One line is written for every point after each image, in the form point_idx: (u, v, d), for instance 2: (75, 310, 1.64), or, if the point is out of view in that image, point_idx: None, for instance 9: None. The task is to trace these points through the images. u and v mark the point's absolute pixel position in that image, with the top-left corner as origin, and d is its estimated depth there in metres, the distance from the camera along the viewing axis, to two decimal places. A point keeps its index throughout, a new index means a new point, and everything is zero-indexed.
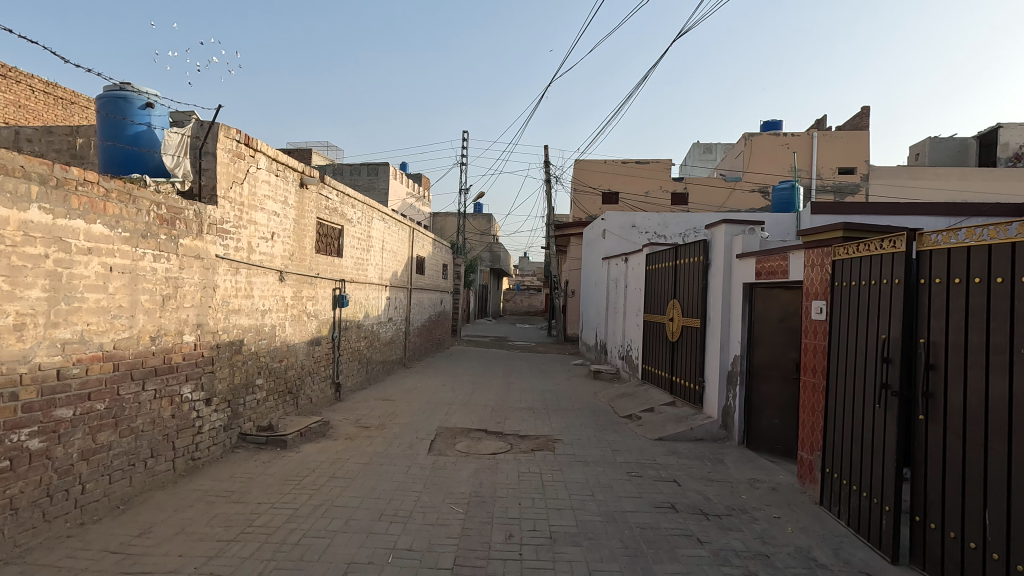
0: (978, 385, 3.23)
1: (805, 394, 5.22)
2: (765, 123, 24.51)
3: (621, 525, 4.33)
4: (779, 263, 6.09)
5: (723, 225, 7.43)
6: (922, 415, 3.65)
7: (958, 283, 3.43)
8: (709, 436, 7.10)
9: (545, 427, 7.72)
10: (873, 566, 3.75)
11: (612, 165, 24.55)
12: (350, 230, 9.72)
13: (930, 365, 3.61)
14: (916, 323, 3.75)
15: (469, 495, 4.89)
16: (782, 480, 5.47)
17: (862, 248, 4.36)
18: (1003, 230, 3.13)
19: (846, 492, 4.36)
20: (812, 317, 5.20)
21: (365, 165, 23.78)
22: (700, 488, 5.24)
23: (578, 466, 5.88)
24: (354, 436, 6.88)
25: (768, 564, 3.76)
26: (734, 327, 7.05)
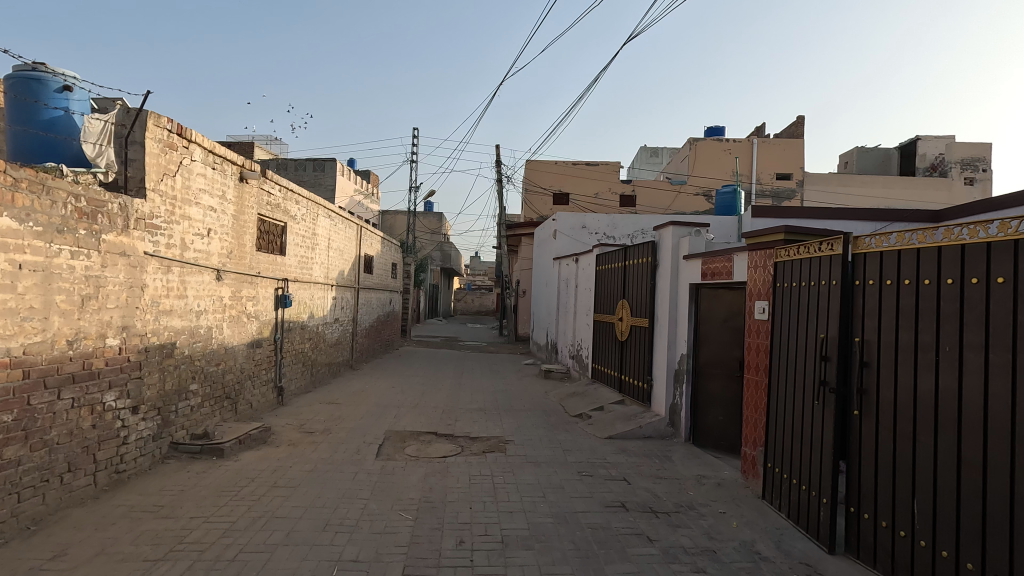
0: (907, 382, 3.40)
1: (748, 391, 5.39)
2: (709, 129, 25.38)
3: (572, 527, 4.31)
4: (723, 264, 6.27)
5: (670, 226, 7.59)
6: (856, 411, 3.81)
7: (889, 285, 3.61)
8: (657, 433, 7.24)
9: (496, 428, 7.65)
10: (811, 557, 3.89)
11: (563, 166, 24.80)
12: (294, 227, 9.33)
13: (864, 362, 3.78)
14: (852, 323, 3.92)
15: (419, 501, 4.76)
16: (726, 476, 5.63)
17: (801, 251, 4.54)
18: (929, 235, 3.32)
19: (787, 485, 4.52)
20: (755, 317, 5.38)
21: (311, 161, 23.02)
22: (649, 486, 5.31)
23: (529, 467, 5.85)
24: (297, 442, 6.59)
25: (715, 559, 3.84)
26: (681, 326, 7.21)
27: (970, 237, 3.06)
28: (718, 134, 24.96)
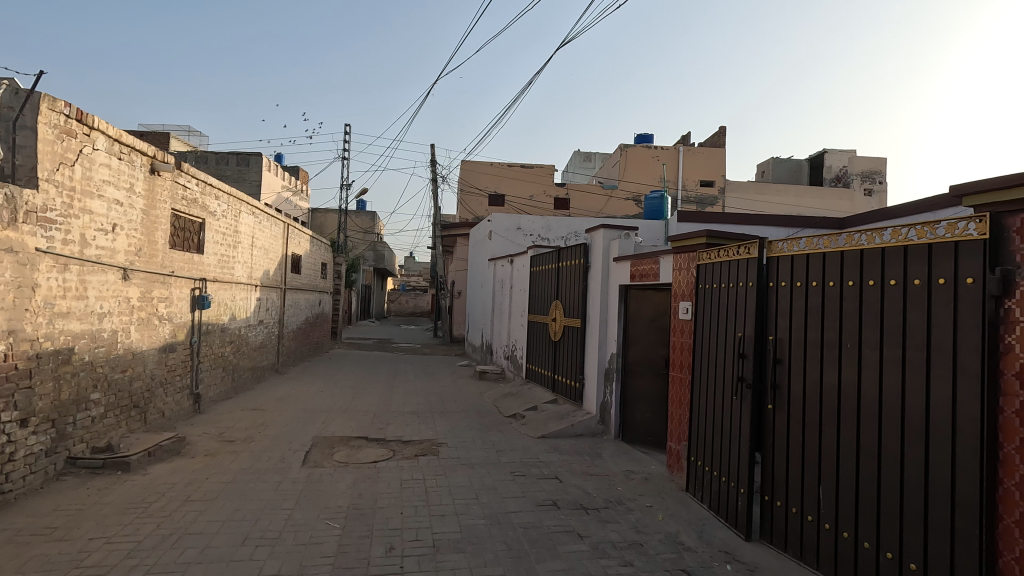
0: (815, 376, 3.66)
1: (673, 388, 5.62)
2: (638, 136, 26.28)
3: (505, 527, 4.32)
4: (650, 266, 6.49)
5: (601, 229, 7.80)
6: (770, 405, 4.06)
7: (798, 286, 3.88)
8: (588, 431, 7.40)
9: (429, 430, 7.54)
10: (730, 544, 4.11)
11: (499, 168, 24.88)
12: (213, 224, 8.79)
13: (777, 359, 4.03)
14: (766, 322, 4.17)
15: (347, 508, 4.61)
16: (653, 470, 5.84)
17: (721, 254, 4.78)
18: (834, 240, 3.59)
19: (708, 477, 4.74)
20: (679, 317, 5.61)
21: (234, 154, 21.80)
22: (580, 483, 5.42)
23: (462, 469, 5.81)
24: (215, 452, 6.20)
25: (642, 552, 3.96)
26: (611, 326, 7.41)
27: (868, 242, 3.34)
28: (647, 141, 25.91)
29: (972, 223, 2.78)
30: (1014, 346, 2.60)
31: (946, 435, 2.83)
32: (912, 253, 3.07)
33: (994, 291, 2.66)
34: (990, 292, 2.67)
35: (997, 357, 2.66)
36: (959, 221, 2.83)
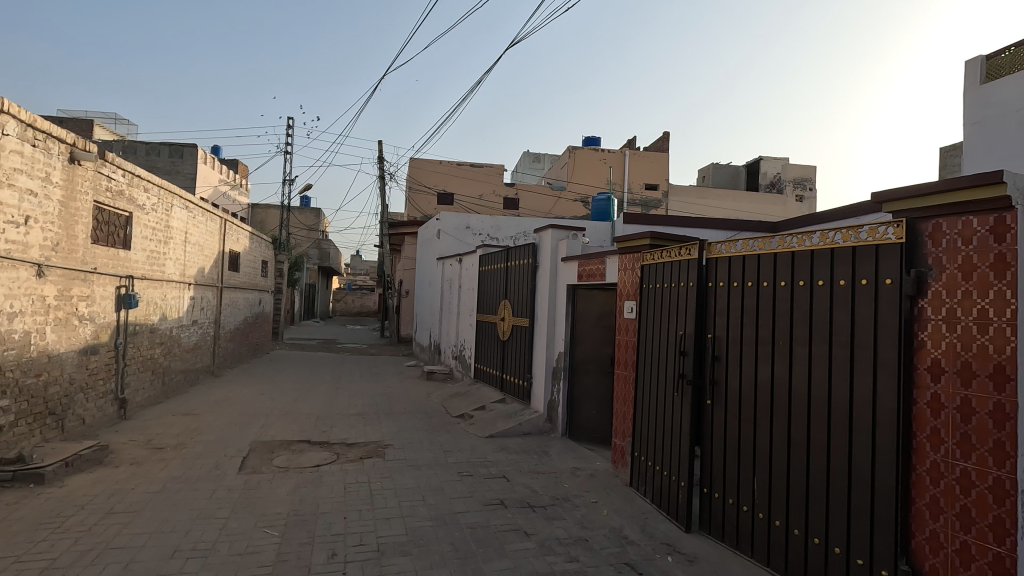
0: (750, 373, 3.84)
1: (618, 385, 5.73)
2: (586, 138, 26.70)
3: (451, 528, 4.28)
4: (597, 266, 6.61)
5: (549, 229, 7.87)
6: (708, 400, 4.22)
7: (735, 286, 4.04)
8: (535, 429, 7.46)
9: (374, 432, 7.38)
10: (671, 536, 4.23)
11: (448, 166, 24.69)
12: (142, 218, 8.27)
13: (715, 356, 4.19)
14: (705, 320, 4.33)
15: (287, 515, 4.44)
16: (598, 467, 5.95)
17: (663, 255, 4.93)
18: (767, 242, 3.77)
19: (651, 472, 4.87)
20: (624, 316, 5.72)
21: (167, 145, 20.62)
22: (527, 482, 5.45)
23: (408, 471, 5.72)
24: (142, 460, 5.84)
25: (587, 547, 4.02)
26: (558, 325, 7.50)
27: (798, 244, 3.53)
28: (594, 144, 26.37)
29: (890, 228, 2.99)
30: (926, 342, 2.81)
31: (867, 426, 3.03)
32: (838, 255, 3.26)
33: (909, 291, 2.86)
34: (906, 291, 2.87)
35: (912, 352, 2.87)
36: (879, 226, 3.04)
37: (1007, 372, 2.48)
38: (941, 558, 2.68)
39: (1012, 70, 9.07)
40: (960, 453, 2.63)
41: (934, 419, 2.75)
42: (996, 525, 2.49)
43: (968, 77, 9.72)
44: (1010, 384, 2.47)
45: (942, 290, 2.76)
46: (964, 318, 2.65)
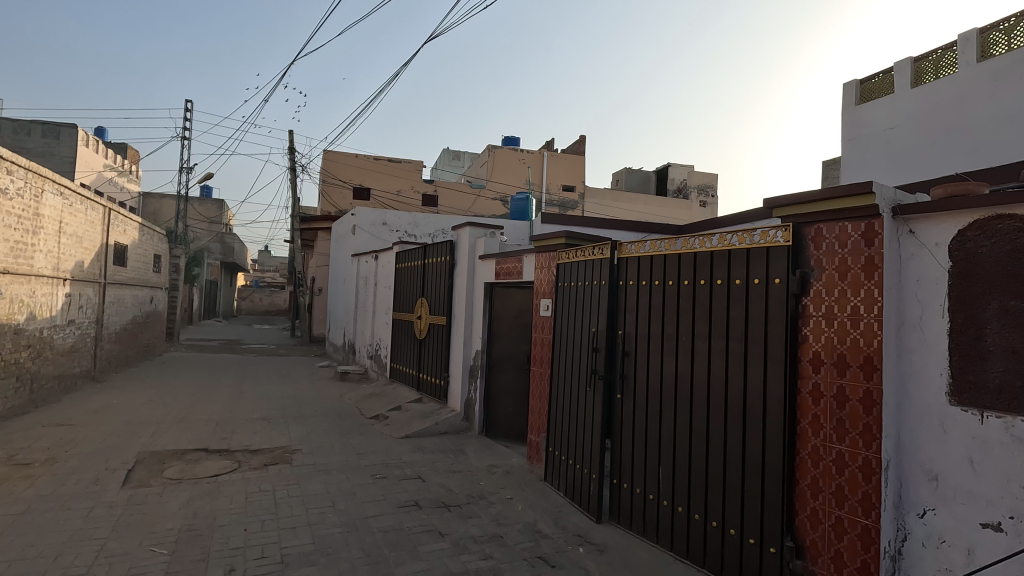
0: (657, 367, 4.03)
1: (534, 382, 5.80)
2: (505, 138, 26.85)
3: (362, 533, 4.13)
4: (514, 264, 6.66)
5: (467, 227, 7.84)
6: (618, 395, 4.38)
7: (644, 284, 4.22)
8: (452, 428, 7.39)
9: (281, 437, 6.98)
10: (583, 527, 4.34)
11: (364, 160, 23.87)
12: (4, 203, 7.28)
13: (625, 352, 4.36)
14: (616, 318, 4.49)
15: (179, 530, 4.08)
16: (514, 463, 6.00)
17: (577, 254, 5.05)
18: (673, 243, 3.96)
19: (564, 466, 4.97)
20: (540, 314, 5.79)
21: (39, 123, 18.36)
22: (442, 481, 5.39)
23: (318, 476, 5.47)
24: (2, 479, 5.13)
25: (502, 544, 4.03)
26: (475, 323, 7.48)
27: (700, 246, 3.74)
28: (514, 144, 26.58)
29: (780, 231, 3.25)
30: (809, 337, 3.08)
31: (758, 415, 3.27)
32: (735, 257, 3.49)
33: (795, 290, 3.12)
34: (793, 290, 3.12)
35: (797, 346, 3.14)
36: (770, 230, 3.30)
37: (875, 363, 2.78)
38: (819, 532, 2.95)
39: (882, 94, 10.19)
40: (836, 436, 2.91)
41: (815, 407, 3.02)
42: (865, 500, 2.78)
43: (845, 99, 10.82)
44: (877, 373, 2.77)
45: (822, 289, 3.03)
46: (840, 314, 2.93)
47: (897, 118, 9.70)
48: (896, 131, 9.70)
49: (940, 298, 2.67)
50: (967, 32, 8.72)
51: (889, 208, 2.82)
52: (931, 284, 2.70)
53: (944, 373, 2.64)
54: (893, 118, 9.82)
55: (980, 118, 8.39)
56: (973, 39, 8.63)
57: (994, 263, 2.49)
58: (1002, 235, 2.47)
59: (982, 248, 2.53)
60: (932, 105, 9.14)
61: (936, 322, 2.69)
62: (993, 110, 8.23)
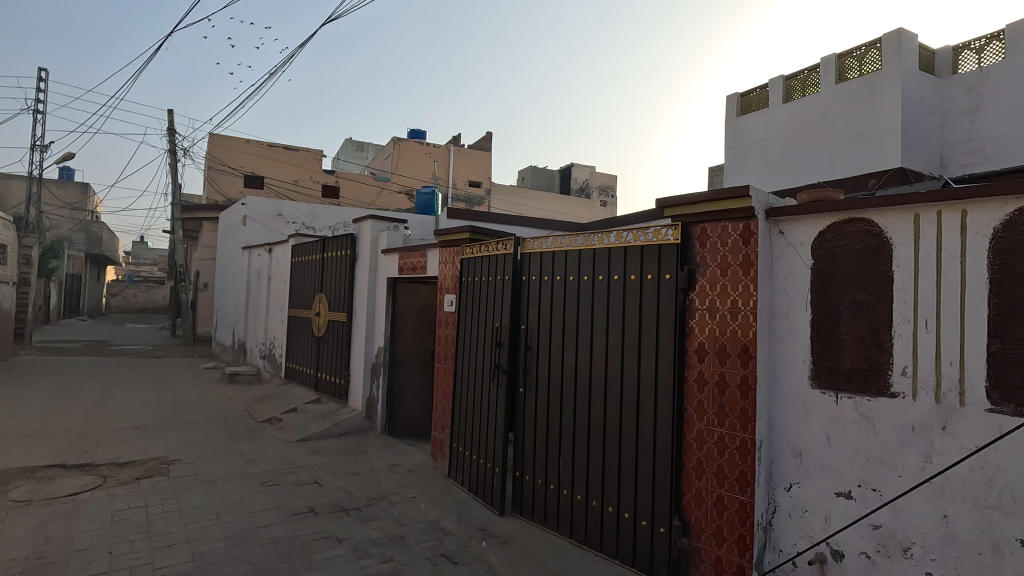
0: (558, 361, 4.12)
1: (438, 378, 5.71)
2: (411, 131, 26.24)
3: (250, 545, 3.85)
4: (418, 259, 6.53)
5: (369, 220, 7.56)
6: (521, 388, 4.44)
7: (545, 279, 4.30)
8: (352, 429, 7.11)
9: (156, 447, 6.32)
10: (486, 521, 4.34)
11: (256, 146, 22.20)
12: None
13: (528, 346, 4.42)
14: (519, 312, 4.53)
15: (25, 560, 3.55)
16: (417, 461, 5.90)
17: (482, 249, 5.04)
18: (573, 240, 4.07)
19: (468, 462, 4.96)
20: (443, 309, 5.71)
21: None
22: (340, 484, 5.16)
23: (200, 487, 5.02)
24: None
25: (403, 545, 3.93)
26: (377, 320, 7.25)
27: (599, 242, 3.88)
28: (419, 136, 26.03)
29: (669, 229, 3.44)
30: (695, 328, 3.30)
31: (650, 403, 3.45)
32: (630, 253, 3.66)
33: (683, 285, 3.32)
34: (680, 285, 3.33)
35: (684, 337, 3.35)
36: (662, 228, 3.48)
37: (751, 352, 3.03)
38: (703, 510, 3.17)
39: (758, 108, 11.16)
40: (718, 421, 3.14)
41: (700, 394, 3.24)
42: (741, 478, 3.02)
43: (728, 110, 11.72)
44: (752, 361, 3.02)
45: (706, 285, 3.26)
46: (722, 308, 3.17)
47: (772, 131, 10.68)
48: (770, 142, 10.69)
49: (804, 292, 2.96)
50: (828, 56, 9.78)
51: (762, 210, 3.08)
52: (797, 280, 3.00)
53: (807, 359, 2.94)
54: (768, 130, 10.79)
55: (839, 135, 9.48)
56: (833, 63, 9.71)
57: (847, 260, 2.80)
58: (855, 236, 2.78)
59: (838, 247, 2.84)
60: (800, 121, 10.17)
61: (801, 314, 2.98)
62: (849, 129, 9.33)
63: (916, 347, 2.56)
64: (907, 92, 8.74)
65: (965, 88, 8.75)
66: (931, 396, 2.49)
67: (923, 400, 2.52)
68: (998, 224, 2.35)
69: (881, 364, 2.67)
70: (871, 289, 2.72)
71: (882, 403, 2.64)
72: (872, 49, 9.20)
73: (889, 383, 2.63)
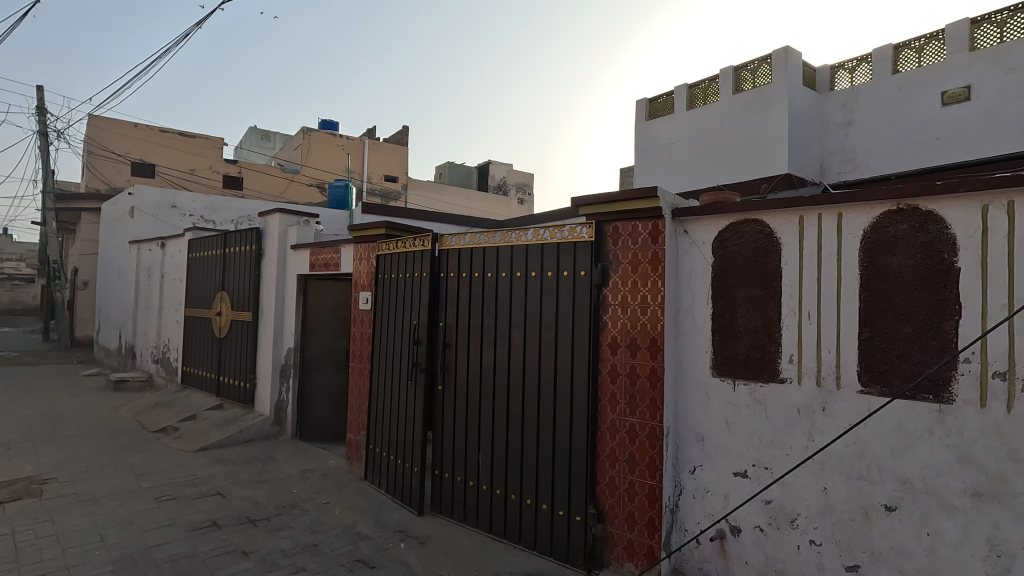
0: (477, 357, 4.13)
1: (353, 378, 5.51)
2: (322, 121, 25.06)
3: (143, 567, 3.53)
4: (331, 255, 6.26)
5: (276, 213, 7.14)
6: (440, 386, 4.41)
7: (463, 276, 4.29)
8: (259, 435, 6.70)
9: (25, 466, 5.60)
10: (405, 522, 4.26)
11: (146, 130, 20.25)
12: None
13: (446, 343, 4.39)
14: (437, 310, 4.48)
15: None
16: (331, 465, 5.68)
17: (398, 245, 4.92)
18: (492, 237, 4.09)
19: (385, 462, 4.85)
20: (359, 307, 5.52)
21: None
22: (247, 494, 4.86)
23: (81, 507, 4.51)
24: None
25: (316, 553, 3.77)
26: (287, 319, 6.88)
27: (517, 239, 3.92)
28: (332, 127, 24.95)
29: (584, 228, 3.55)
30: (608, 323, 3.43)
31: (566, 396, 3.55)
32: (546, 250, 3.73)
33: (597, 281, 3.45)
34: (595, 281, 3.44)
35: (598, 331, 3.47)
36: (577, 226, 3.59)
37: (659, 344, 3.20)
38: (616, 497, 3.31)
39: (664, 113, 11.79)
40: (630, 411, 3.29)
41: (613, 385, 3.38)
42: (651, 464, 3.19)
43: (637, 114, 12.25)
44: (660, 353, 3.19)
45: (619, 281, 3.40)
46: (633, 303, 3.32)
47: (677, 136, 11.33)
48: (676, 146, 11.33)
49: (705, 287, 3.17)
50: (726, 68, 10.52)
51: (670, 210, 3.25)
52: (700, 276, 3.20)
53: (708, 350, 3.15)
54: (673, 135, 11.43)
55: (736, 142, 10.24)
56: (731, 74, 10.44)
57: (743, 258, 3.03)
58: (750, 235, 3.02)
59: (735, 245, 3.06)
60: (702, 127, 10.87)
61: (703, 308, 3.18)
62: (745, 137, 10.10)
63: (800, 336, 2.82)
64: (793, 105, 9.59)
65: (840, 104, 9.73)
66: (813, 380, 2.76)
67: (807, 384, 2.78)
68: (867, 225, 2.63)
69: (772, 353, 2.91)
70: (763, 285, 2.97)
71: (773, 388, 2.89)
72: (764, 64, 9.99)
73: (779, 369, 2.88)
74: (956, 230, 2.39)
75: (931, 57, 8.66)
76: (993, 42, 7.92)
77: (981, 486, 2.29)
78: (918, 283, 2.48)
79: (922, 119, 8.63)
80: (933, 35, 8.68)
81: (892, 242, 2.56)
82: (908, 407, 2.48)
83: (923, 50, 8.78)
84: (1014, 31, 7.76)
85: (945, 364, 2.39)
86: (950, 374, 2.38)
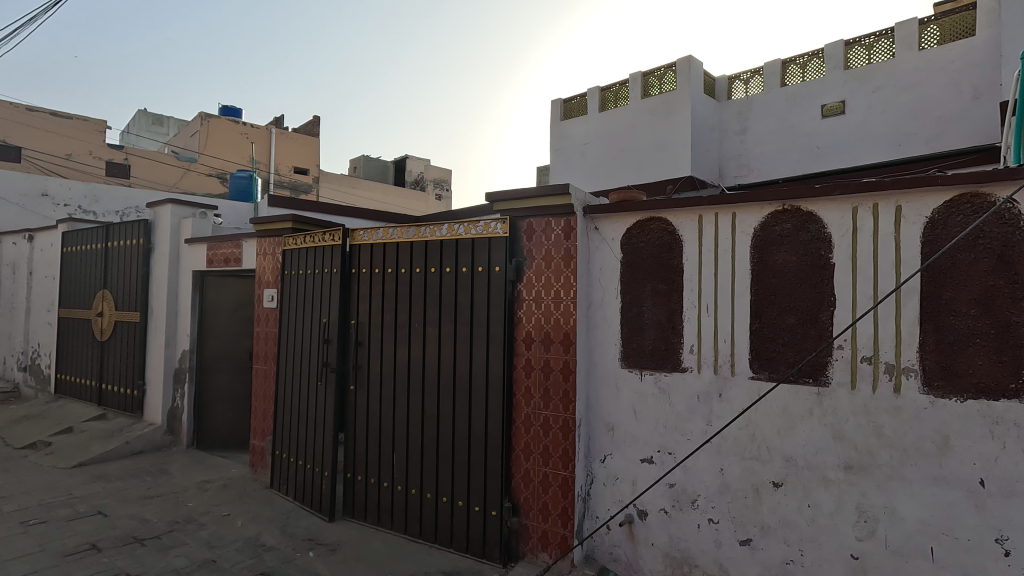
0: (390, 355, 4.02)
1: (257, 381, 5.18)
2: (223, 108, 23.22)
3: None
4: (231, 250, 5.85)
5: (168, 204, 6.56)
6: (351, 386, 4.25)
7: (376, 272, 4.16)
8: (149, 446, 6.13)
9: None
10: (314, 530, 4.06)
11: (9, 108, 17.69)
12: None
13: (358, 342, 4.24)
14: (349, 307, 4.31)
15: None
16: (233, 474, 5.32)
17: (306, 240, 4.68)
18: (406, 232, 3.99)
19: (293, 468, 4.60)
20: (263, 306, 5.20)
21: None
22: (133, 511, 4.43)
23: None
24: None
25: (215, 569, 3.51)
26: (182, 320, 6.36)
27: (431, 234, 3.85)
28: (234, 114, 23.29)
29: (498, 223, 3.55)
30: (523, 318, 3.47)
31: (481, 392, 3.54)
32: (461, 245, 3.70)
33: (512, 277, 3.47)
34: (510, 277, 3.47)
35: (513, 326, 3.50)
36: (491, 221, 3.58)
37: (572, 339, 3.28)
38: (530, 490, 3.36)
39: (578, 113, 12.12)
40: (544, 404, 3.34)
41: (527, 379, 3.43)
42: (564, 455, 3.26)
43: (552, 114, 12.48)
44: (573, 347, 3.28)
45: (532, 276, 3.45)
46: (547, 298, 3.38)
47: (589, 137, 11.70)
48: (588, 147, 11.70)
49: (614, 282, 3.29)
50: (635, 74, 10.99)
51: (581, 207, 3.34)
52: (609, 272, 3.31)
53: (618, 343, 3.26)
54: (586, 136, 11.79)
55: (644, 145, 10.74)
56: (639, 79, 10.91)
57: (649, 255, 3.17)
58: (654, 234, 3.16)
59: (642, 242, 3.20)
60: (612, 128, 11.30)
61: (613, 302, 3.30)
62: (652, 140, 10.62)
63: (700, 328, 3.00)
64: (695, 112, 10.19)
65: (735, 113, 10.48)
66: (711, 368, 2.94)
67: (705, 372, 2.96)
68: (757, 224, 2.83)
69: (674, 344, 3.07)
70: (666, 279, 3.12)
71: (675, 377, 3.05)
72: (669, 71, 10.54)
73: (681, 360, 3.04)
74: (831, 229, 2.64)
75: (812, 73, 9.53)
76: (864, 62, 8.86)
77: (852, 460, 2.55)
78: (800, 277, 2.71)
79: (805, 129, 9.50)
80: (814, 53, 9.56)
81: (778, 240, 2.78)
82: (792, 391, 2.71)
83: (806, 66, 9.65)
84: (879, 54, 8.73)
85: (823, 351, 2.63)
86: (827, 359, 2.63)
